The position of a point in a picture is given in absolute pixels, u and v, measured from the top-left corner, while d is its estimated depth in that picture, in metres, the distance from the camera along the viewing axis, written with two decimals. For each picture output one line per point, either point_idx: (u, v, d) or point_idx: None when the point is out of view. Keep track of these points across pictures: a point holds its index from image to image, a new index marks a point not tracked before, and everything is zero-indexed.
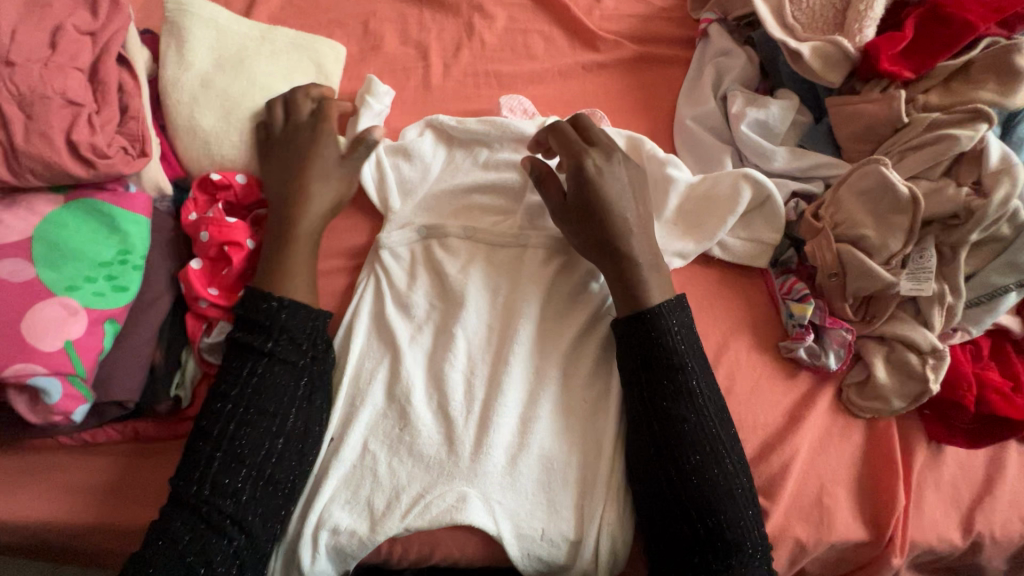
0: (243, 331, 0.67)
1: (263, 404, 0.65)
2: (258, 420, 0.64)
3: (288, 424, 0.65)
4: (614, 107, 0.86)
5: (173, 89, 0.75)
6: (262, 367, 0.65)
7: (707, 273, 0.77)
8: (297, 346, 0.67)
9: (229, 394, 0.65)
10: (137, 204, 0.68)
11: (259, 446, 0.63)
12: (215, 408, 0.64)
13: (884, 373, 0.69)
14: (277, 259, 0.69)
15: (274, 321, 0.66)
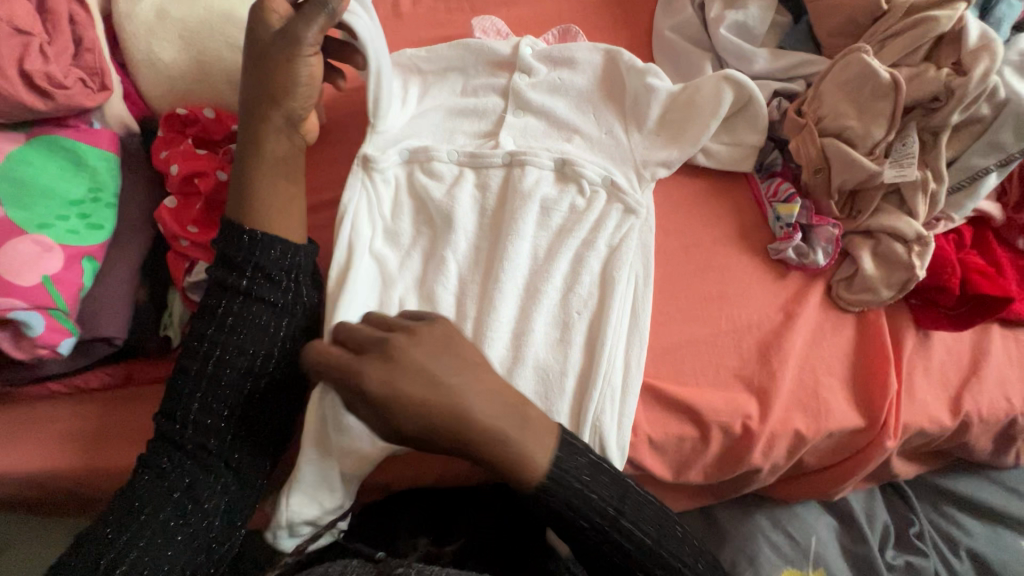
0: (217, 268, 0.64)
1: (237, 345, 0.62)
2: (233, 361, 0.62)
3: (267, 365, 0.63)
4: (589, 26, 0.85)
5: (129, 21, 0.72)
6: (237, 306, 0.63)
7: (692, 183, 0.78)
8: (274, 285, 0.64)
9: (206, 333, 0.63)
10: (101, 140, 0.65)
11: (240, 385, 0.62)
12: (192, 348, 0.63)
13: (871, 266, 0.70)
14: (244, 181, 0.64)
15: (248, 258, 0.63)
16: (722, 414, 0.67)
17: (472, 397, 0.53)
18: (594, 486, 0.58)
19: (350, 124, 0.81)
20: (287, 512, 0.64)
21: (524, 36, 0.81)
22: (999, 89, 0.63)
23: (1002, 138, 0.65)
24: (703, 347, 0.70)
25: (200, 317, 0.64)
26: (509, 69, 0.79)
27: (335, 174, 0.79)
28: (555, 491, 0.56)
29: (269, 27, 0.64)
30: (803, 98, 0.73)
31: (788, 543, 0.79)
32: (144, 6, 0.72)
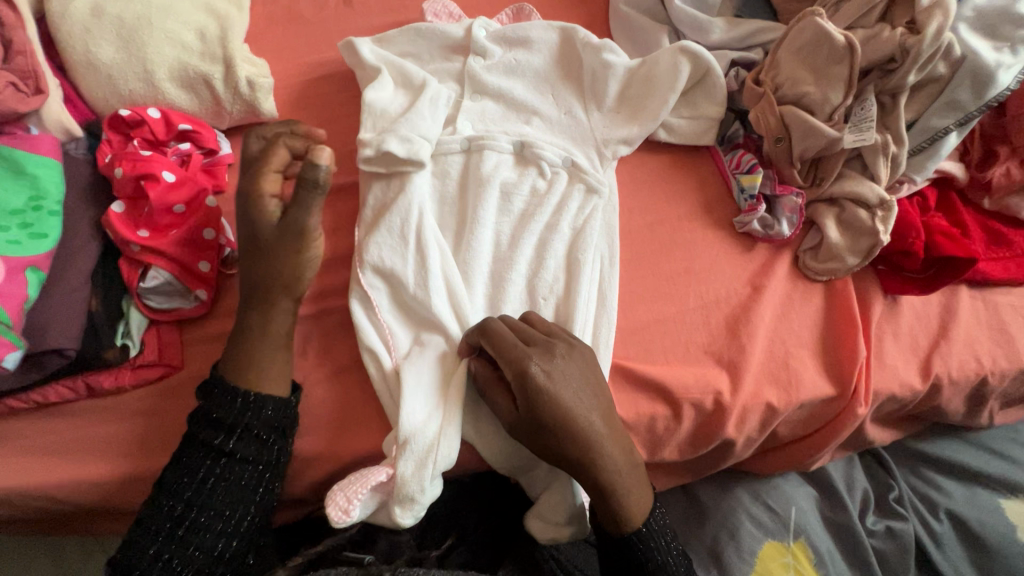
0: (197, 421, 0.60)
1: (219, 505, 0.59)
2: (212, 520, 0.58)
3: (243, 523, 0.59)
4: (545, 4, 0.83)
5: (64, 21, 0.69)
6: (224, 467, 0.59)
7: (655, 159, 0.77)
8: (261, 442, 0.60)
9: (183, 490, 0.58)
10: (43, 147, 0.64)
11: (220, 542, 0.58)
12: (164, 507, 0.57)
13: (836, 233, 0.69)
14: (231, 354, 0.62)
15: (236, 416, 0.60)
16: (692, 390, 0.67)
17: (562, 386, 0.58)
18: (624, 461, 0.60)
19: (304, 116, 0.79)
20: (424, 492, 0.60)
21: (476, 17, 0.78)
22: (955, 46, 0.62)
23: (960, 96, 0.64)
24: (673, 324, 0.70)
25: (175, 474, 0.58)
26: (463, 53, 0.77)
27: None
28: (597, 506, 0.62)
29: (268, 216, 0.61)
30: (762, 66, 0.72)
31: (768, 515, 0.79)
32: (79, 6, 0.70)
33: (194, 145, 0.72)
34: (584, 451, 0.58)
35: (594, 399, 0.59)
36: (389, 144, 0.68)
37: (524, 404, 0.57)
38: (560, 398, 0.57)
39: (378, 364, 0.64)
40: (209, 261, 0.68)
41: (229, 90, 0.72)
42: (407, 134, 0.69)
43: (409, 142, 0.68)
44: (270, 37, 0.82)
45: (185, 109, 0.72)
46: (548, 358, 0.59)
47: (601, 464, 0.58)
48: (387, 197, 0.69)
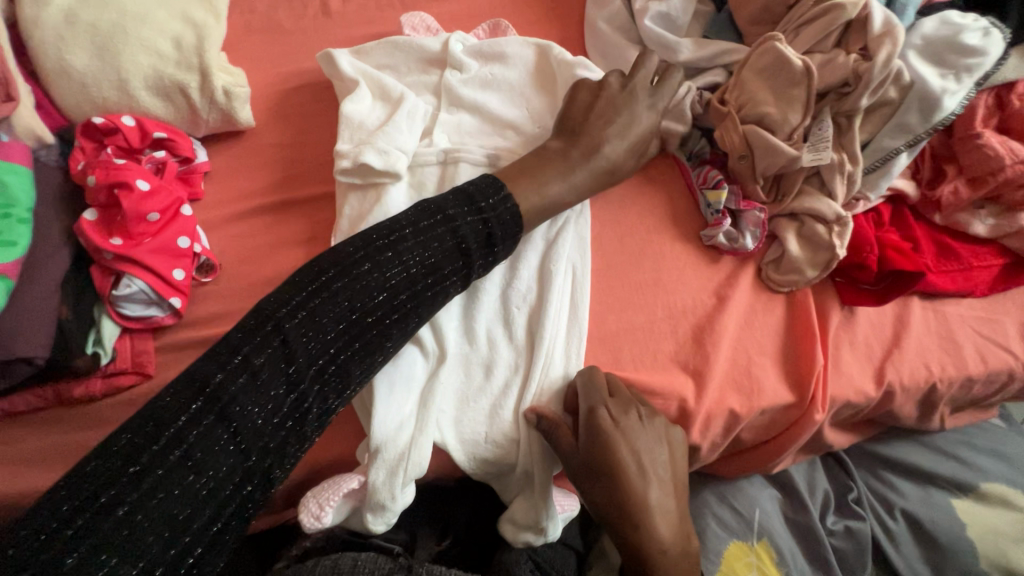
0: (326, 282, 0.58)
1: (345, 337, 0.58)
2: (323, 375, 0.56)
3: (309, 429, 0.56)
4: (520, 20, 0.85)
5: (36, 28, 0.69)
6: (411, 283, 0.61)
7: (625, 172, 0.79)
8: (456, 245, 0.63)
9: (306, 342, 0.55)
10: (13, 154, 0.63)
11: (332, 359, 0.57)
12: (277, 352, 0.54)
13: (797, 247, 0.72)
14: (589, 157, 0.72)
15: (381, 279, 0.60)
16: (658, 396, 0.70)
17: (636, 437, 0.64)
18: (667, 530, 0.63)
19: (281, 125, 0.79)
20: (395, 500, 0.61)
21: (453, 31, 0.80)
22: (903, 72, 0.66)
23: (909, 119, 0.68)
24: (641, 332, 0.72)
25: (271, 359, 0.54)
26: (441, 66, 0.79)
27: (265, 178, 0.77)
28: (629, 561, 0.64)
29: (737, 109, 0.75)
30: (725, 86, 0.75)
31: (733, 518, 0.82)
32: (52, 13, 0.69)
33: (169, 153, 0.72)
34: (630, 503, 0.63)
35: (650, 460, 0.64)
36: (364, 155, 0.69)
37: (593, 442, 0.63)
38: (621, 443, 0.63)
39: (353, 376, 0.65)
40: (183, 269, 0.68)
41: (204, 100, 0.72)
42: (382, 145, 0.70)
43: (384, 152, 0.69)
44: (246, 46, 0.83)
45: (160, 117, 0.72)
46: (622, 410, 0.65)
47: (643, 518, 0.62)
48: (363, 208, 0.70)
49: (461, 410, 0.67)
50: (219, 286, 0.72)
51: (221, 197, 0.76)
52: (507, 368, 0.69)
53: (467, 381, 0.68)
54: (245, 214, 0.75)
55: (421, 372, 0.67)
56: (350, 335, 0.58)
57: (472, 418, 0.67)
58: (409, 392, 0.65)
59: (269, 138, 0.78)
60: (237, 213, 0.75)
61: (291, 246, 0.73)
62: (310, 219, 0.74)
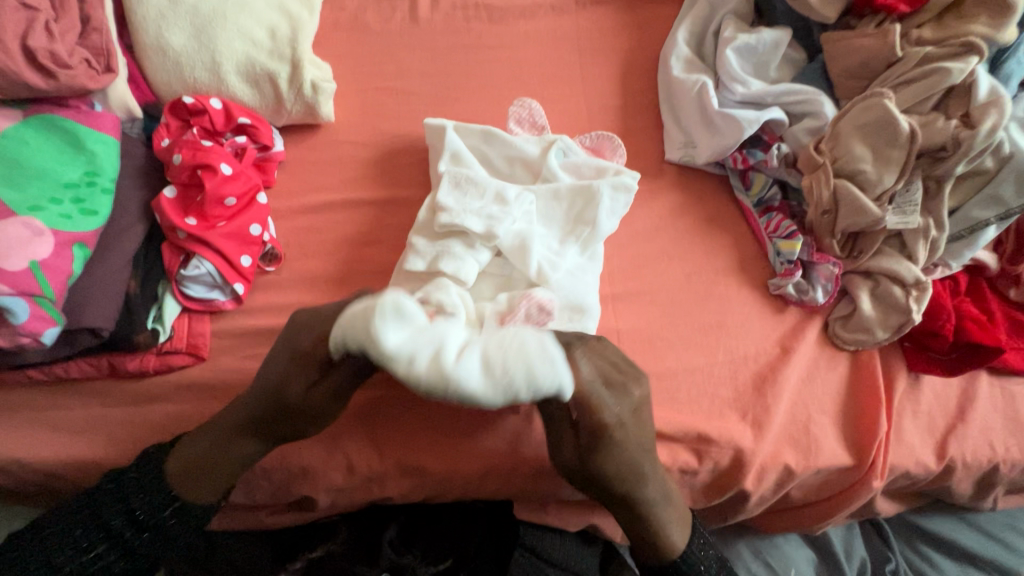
0: (100, 499, 0.60)
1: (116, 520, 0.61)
2: (79, 569, 0.59)
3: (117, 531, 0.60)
4: (604, 47, 0.85)
5: (140, 4, 0.70)
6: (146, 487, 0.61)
7: (698, 207, 0.77)
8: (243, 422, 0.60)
9: (68, 545, 0.59)
10: (104, 124, 0.64)
11: (103, 574, 0.60)
12: (38, 559, 0.58)
13: (869, 307, 0.70)
14: (194, 451, 0.61)
15: (143, 519, 0.60)
16: (712, 443, 0.67)
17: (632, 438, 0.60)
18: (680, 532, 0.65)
19: (360, 123, 0.79)
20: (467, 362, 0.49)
21: (558, 136, 0.73)
22: (1005, 145, 0.65)
23: (1003, 193, 0.67)
24: (701, 375, 0.70)
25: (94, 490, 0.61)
26: (536, 170, 0.72)
27: (338, 174, 0.77)
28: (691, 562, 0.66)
29: (834, 155, 0.69)
30: (820, 134, 0.72)
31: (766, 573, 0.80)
32: None
33: (250, 140, 0.72)
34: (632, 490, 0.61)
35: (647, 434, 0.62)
36: (441, 260, 0.64)
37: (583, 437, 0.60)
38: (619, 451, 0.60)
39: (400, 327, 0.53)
40: (251, 256, 0.68)
41: (292, 91, 0.73)
42: (462, 253, 0.64)
43: (460, 261, 0.64)
44: (332, 41, 0.84)
45: (246, 103, 0.73)
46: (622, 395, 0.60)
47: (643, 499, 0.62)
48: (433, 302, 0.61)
49: (526, 436, 0.66)
50: (282, 276, 0.71)
51: (294, 188, 0.75)
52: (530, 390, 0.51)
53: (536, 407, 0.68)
54: (315, 207, 0.75)
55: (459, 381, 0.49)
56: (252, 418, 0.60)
57: (539, 440, 0.66)
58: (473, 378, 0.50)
59: (346, 133, 0.78)
60: (308, 205, 0.74)
61: (358, 246, 0.73)
62: (379, 221, 0.74)
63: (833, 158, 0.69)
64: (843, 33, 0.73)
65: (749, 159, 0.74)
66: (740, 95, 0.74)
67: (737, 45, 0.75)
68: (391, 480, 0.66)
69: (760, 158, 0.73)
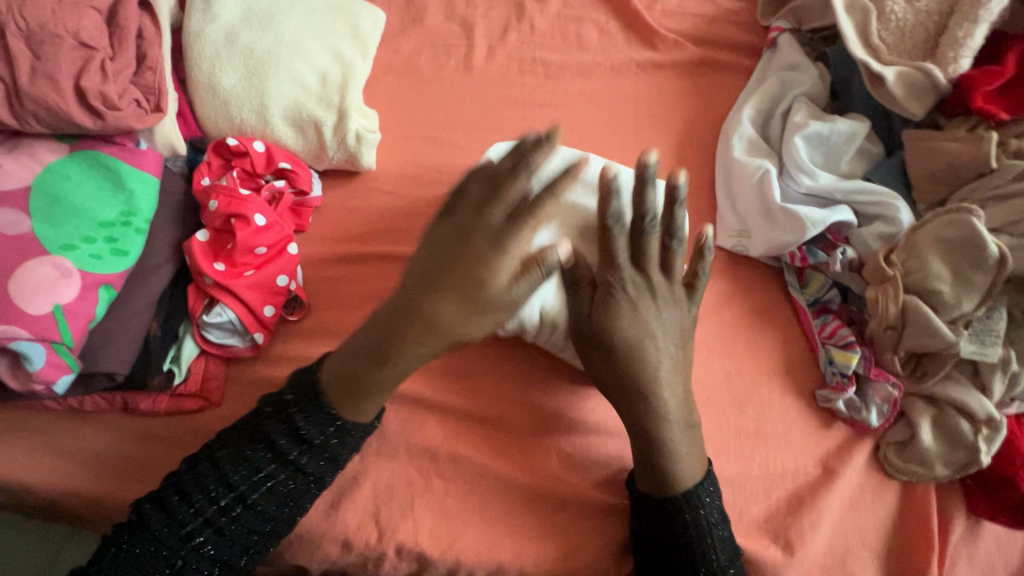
0: (212, 467, 0.57)
1: (251, 503, 0.57)
2: (209, 547, 0.56)
3: (241, 500, 0.57)
4: (662, 115, 0.81)
5: (197, 41, 0.70)
6: (288, 471, 0.57)
7: (746, 298, 0.72)
8: (306, 463, 0.57)
9: (202, 503, 0.56)
10: (146, 162, 0.63)
11: (223, 557, 0.57)
12: (148, 551, 0.55)
13: (930, 439, 0.63)
14: (355, 383, 0.57)
15: (246, 480, 0.57)
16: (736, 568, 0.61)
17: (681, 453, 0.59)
18: None
19: (401, 173, 0.77)
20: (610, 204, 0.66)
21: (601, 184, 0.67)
22: None
23: None
24: (731, 488, 0.64)
25: (219, 453, 0.58)
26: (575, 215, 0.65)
27: (372, 225, 0.74)
28: None
29: (908, 268, 0.63)
30: (892, 242, 0.66)
31: None
32: (216, 28, 0.71)
33: (288, 184, 0.71)
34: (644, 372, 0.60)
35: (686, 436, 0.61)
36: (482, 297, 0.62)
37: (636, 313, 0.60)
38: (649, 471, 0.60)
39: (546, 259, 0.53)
40: (275, 306, 0.66)
41: (335, 139, 0.71)
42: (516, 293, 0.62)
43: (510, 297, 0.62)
44: (383, 84, 0.82)
45: (289, 147, 0.71)
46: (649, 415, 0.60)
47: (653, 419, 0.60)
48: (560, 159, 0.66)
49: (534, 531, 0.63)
50: (303, 327, 0.70)
51: (326, 236, 0.74)
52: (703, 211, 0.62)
53: (547, 502, 0.64)
54: (345, 258, 0.73)
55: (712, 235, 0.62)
56: (382, 373, 0.56)
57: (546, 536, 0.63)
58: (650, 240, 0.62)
59: (385, 182, 0.76)
60: (338, 254, 0.73)
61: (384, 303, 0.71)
62: None
63: (904, 271, 0.63)
64: (928, 132, 0.67)
65: (809, 258, 0.68)
66: (806, 189, 0.68)
67: (805, 134, 0.70)
68: (387, 560, 0.62)
69: (821, 259, 0.67)
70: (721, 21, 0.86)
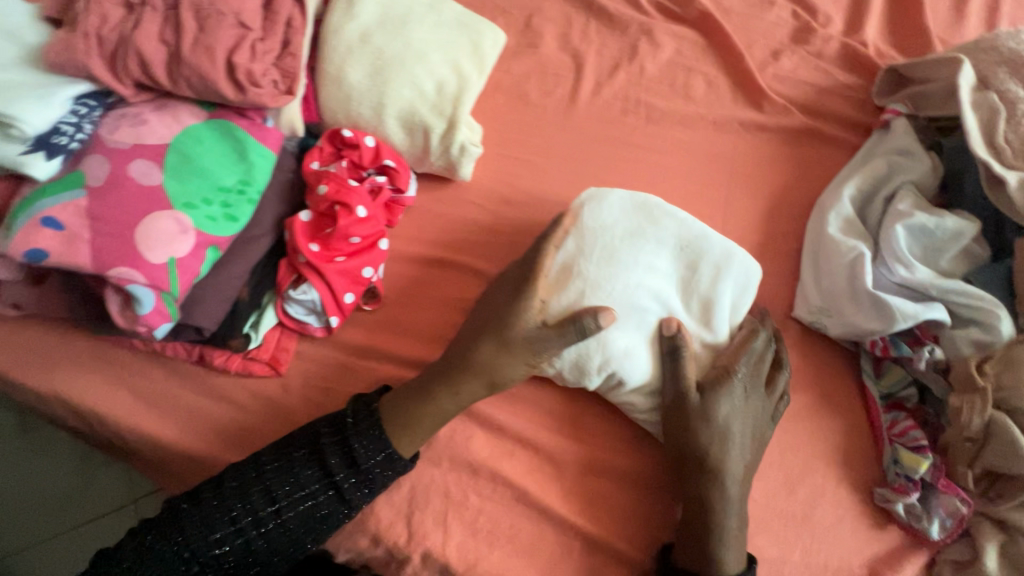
0: (257, 478, 0.61)
1: (286, 520, 0.61)
2: (240, 552, 0.61)
3: (275, 516, 0.61)
4: (757, 178, 0.81)
5: (334, 34, 0.75)
6: (324, 496, 0.62)
7: (815, 377, 0.70)
8: (345, 489, 0.62)
9: (241, 511, 0.60)
10: (269, 139, 0.68)
11: (246, 562, 0.62)
12: (179, 544, 0.59)
13: (994, 565, 0.59)
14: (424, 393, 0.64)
15: (289, 496, 0.61)
16: None
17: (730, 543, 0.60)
18: None
19: (493, 188, 0.79)
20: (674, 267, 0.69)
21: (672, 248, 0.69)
22: None
23: None
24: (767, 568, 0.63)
25: (266, 466, 0.62)
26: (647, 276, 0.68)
27: (456, 233, 0.77)
28: None
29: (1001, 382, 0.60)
30: (986, 351, 0.63)
31: None
32: (353, 25, 0.75)
33: (388, 181, 0.74)
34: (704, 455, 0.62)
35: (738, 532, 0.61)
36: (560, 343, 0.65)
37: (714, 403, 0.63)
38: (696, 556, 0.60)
39: (582, 321, 0.62)
40: (354, 295, 0.69)
41: (441, 146, 0.74)
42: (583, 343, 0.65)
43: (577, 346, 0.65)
44: (490, 101, 0.86)
45: (397, 147, 0.75)
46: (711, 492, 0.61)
47: (718, 514, 0.60)
48: (633, 210, 0.70)
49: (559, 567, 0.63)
50: (376, 318, 0.73)
51: (412, 235, 0.77)
52: (743, 275, 0.68)
53: (578, 539, 0.64)
54: (426, 260, 0.76)
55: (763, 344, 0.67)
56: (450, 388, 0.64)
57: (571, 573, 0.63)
58: (693, 310, 0.68)
59: (476, 194, 0.79)
60: (421, 256, 0.76)
61: (454, 311, 0.73)
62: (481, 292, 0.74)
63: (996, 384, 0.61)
64: None
65: (891, 350, 0.65)
66: (901, 279, 0.66)
67: (908, 222, 0.68)
68: (413, 562, 0.64)
69: (904, 354, 0.65)
70: (833, 94, 0.85)
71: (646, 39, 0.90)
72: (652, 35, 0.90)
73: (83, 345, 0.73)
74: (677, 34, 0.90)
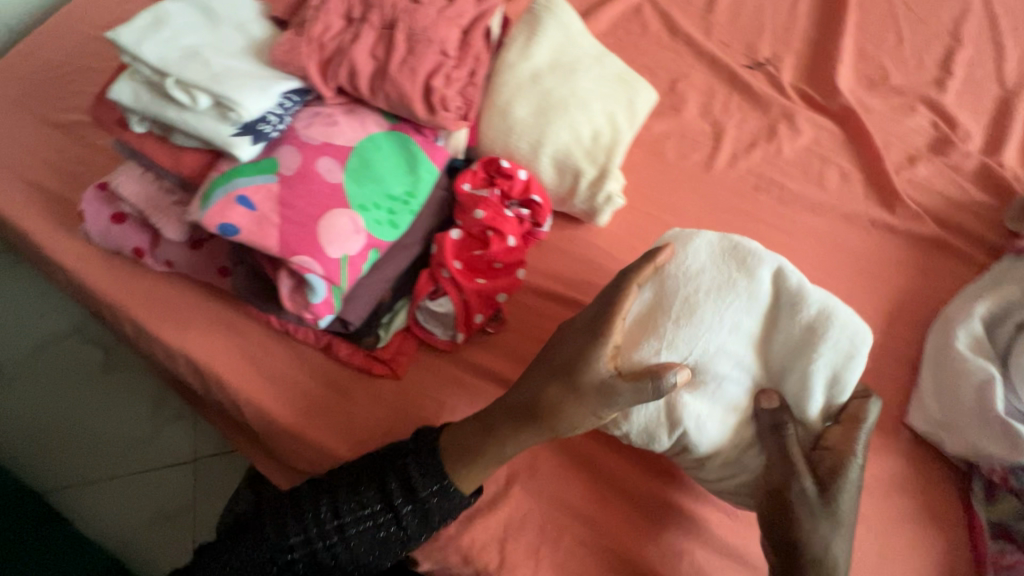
0: (325, 492, 0.63)
1: (347, 540, 0.62)
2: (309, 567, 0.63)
3: (338, 535, 0.62)
4: (881, 277, 0.82)
5: (508, 70, 0.80)
6: (382, 519, 0.62)
7: (918, 488, 0.70)
8: (400, 513, 0.62)
9: (309, 524, 0.62)
10: (437, 157, 0.72)
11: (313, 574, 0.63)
12: (260, 544, 0.62)
13: None
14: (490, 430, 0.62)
15: (352, 514, 0.62)
16: None
17: None
18: None
19: (623, 238, 0.82)
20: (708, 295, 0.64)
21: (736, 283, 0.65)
22: None
23: None
24: None
25: (336, 480, 0.64)
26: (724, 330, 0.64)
27: (582, 275, 0.80)
28: None
29: None
30: None
31: None
32: (526, 65, 0.80)
33: (531, 214, 0.78)
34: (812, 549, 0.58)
35: None
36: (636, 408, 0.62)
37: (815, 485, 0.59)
38: None
39: (661, 378, 0.56)
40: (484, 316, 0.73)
41: (587, 192, 0.78)
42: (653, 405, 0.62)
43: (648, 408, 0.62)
44: (629, 154, 0.89)
45: (544, 184, 0.79)
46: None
47: None
48: (716, 261, 0.66)
49: None
50: (496, 342, 0.75)
51: (540, 269, 0.79)
52: (849, 340, 0.62)
53: None
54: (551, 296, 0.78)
55: (875, 417, 0.62)
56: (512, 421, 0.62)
57: None
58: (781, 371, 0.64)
59: (606, 241, 0.82)
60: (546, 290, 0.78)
61: None
62: None
63: None
64: None
65: (1009, 479, 0.64)
66: None
67: None
68: None
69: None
70: (966, 209, 0.86)
71: (785, 122, 0.93)
72: (792, 120, 0.93)
73: (220, 312, 0.78)
74: (817, 123, 0.93)
